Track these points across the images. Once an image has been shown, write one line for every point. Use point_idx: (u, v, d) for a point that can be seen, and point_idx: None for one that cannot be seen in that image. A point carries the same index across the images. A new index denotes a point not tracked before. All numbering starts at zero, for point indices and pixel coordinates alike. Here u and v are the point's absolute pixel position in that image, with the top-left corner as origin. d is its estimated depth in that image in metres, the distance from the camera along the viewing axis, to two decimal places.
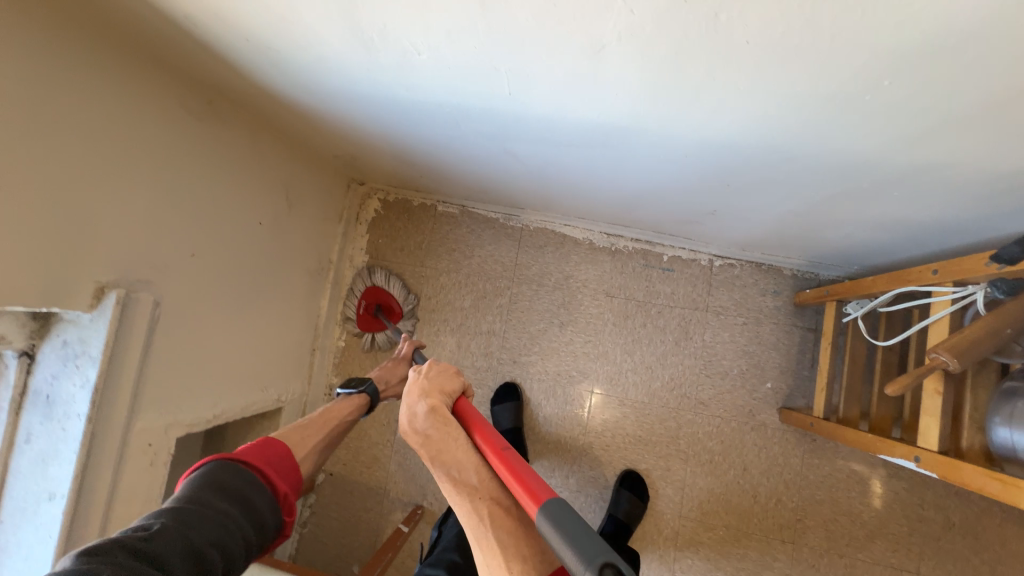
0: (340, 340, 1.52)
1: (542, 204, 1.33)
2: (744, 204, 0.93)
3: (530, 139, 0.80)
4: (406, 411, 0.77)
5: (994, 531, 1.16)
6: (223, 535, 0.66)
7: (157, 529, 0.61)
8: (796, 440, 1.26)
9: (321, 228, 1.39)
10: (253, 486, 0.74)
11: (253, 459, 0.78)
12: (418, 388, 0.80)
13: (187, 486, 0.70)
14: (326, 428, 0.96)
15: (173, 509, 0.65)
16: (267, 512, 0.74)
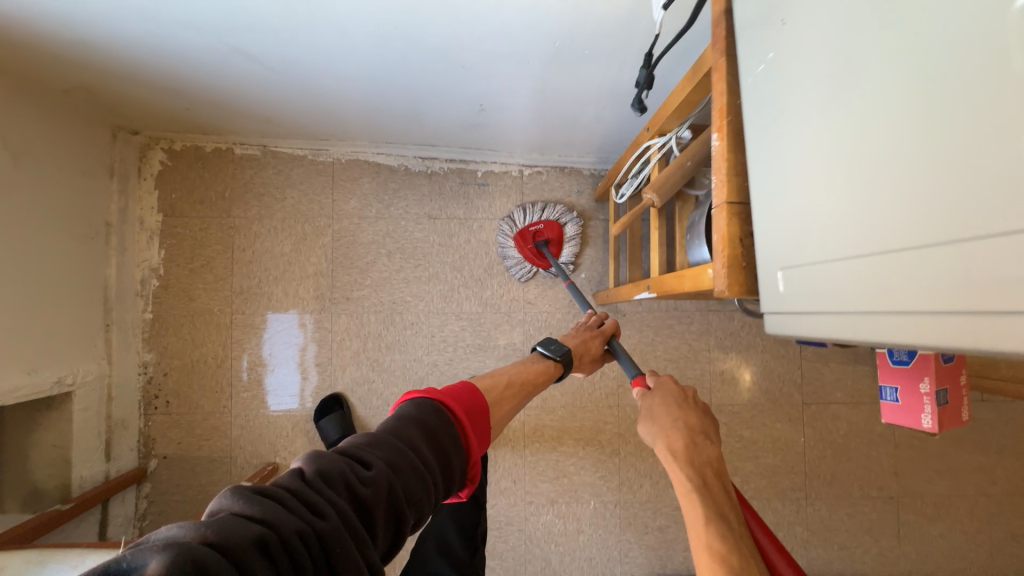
0: (146, 312, 1.36)
1: (340, 130, 1.28)
2: (495, 91, 0.99)
3: (239, 22, 0.77)
4: (685, 434, 0.71)
5: (760, 356, 1.44)
6: (421, 497, 0.54)
7: (382, 464, 0.53)
8: (610, 318, 1.43)
9: (81, 184, 1.20)
10: (452, 440, 0.62)
11: (457, 405, 0.67)
12: (698, 419, 0.74)
13: (401, 413, 0.62)
14: (524, 390, 0.89)
15: (390, 443, 0.56)
16: (459, 475, 0.61)
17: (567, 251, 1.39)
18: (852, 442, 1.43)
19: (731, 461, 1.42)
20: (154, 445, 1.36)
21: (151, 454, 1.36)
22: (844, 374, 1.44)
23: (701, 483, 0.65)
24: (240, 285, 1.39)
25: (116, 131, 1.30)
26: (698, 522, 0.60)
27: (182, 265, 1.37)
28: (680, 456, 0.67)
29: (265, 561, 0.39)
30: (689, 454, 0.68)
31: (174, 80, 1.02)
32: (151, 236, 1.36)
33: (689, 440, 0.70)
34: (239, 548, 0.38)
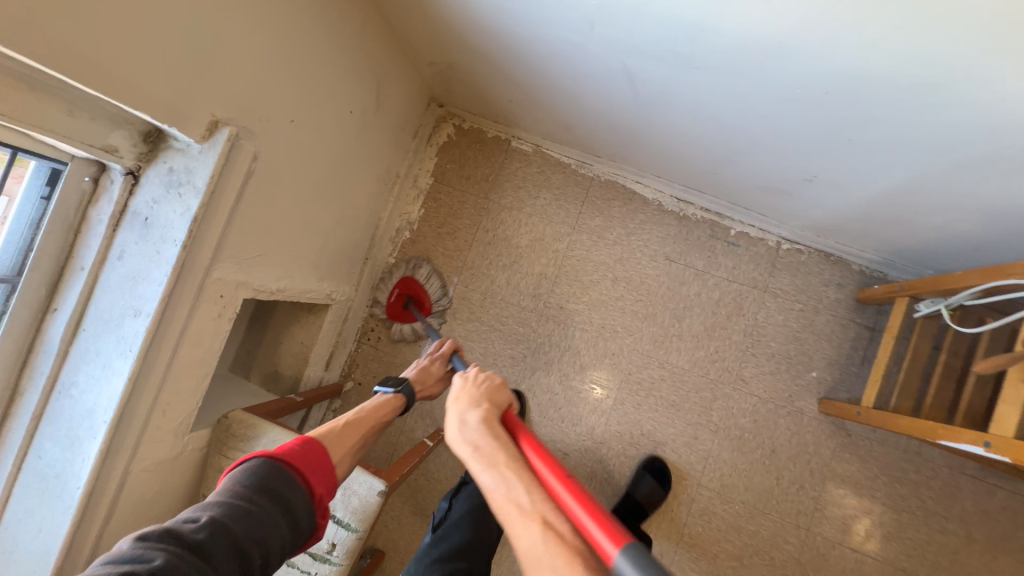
0: (391, 257, 1.53)
1: (624, 153, 1.31)
2: (850, 168, 0.91)
3: (662, 52, 0.79)
4: (454, 411, 0.79)
5: (1015, 555, 1.15)
6: (262, 532, 0.65)
7: (206, 520, 0.62)
8: (830, 432, 1.26)
9: (397, 139, 1.38)
10: (294, 486, 0.72)
11: (292, 455, 0.76)
12: (470, 394, 0.82)
13: (229, 478, 0.71)
14: (365, 425, 0.94)
15: (219, 503, 0.66)
16: (306, 514, 0.72)
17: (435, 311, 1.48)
18: None
19: None
20: (355, 370, 1.52)
21: (350, 376, 1.52)
22: None
23: (482, 439, 0.73)
24: (472, 261, 1.49)
25: (430, 101, 1.48)
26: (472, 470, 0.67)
27: (433, 227, 1.52)
28: (454, 433, 0.76)
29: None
30: (460, 426, 0.76)
31: (523, 82, 1.13)
32: (418, 194, 1.53)
33: (459, 416, 0.78)
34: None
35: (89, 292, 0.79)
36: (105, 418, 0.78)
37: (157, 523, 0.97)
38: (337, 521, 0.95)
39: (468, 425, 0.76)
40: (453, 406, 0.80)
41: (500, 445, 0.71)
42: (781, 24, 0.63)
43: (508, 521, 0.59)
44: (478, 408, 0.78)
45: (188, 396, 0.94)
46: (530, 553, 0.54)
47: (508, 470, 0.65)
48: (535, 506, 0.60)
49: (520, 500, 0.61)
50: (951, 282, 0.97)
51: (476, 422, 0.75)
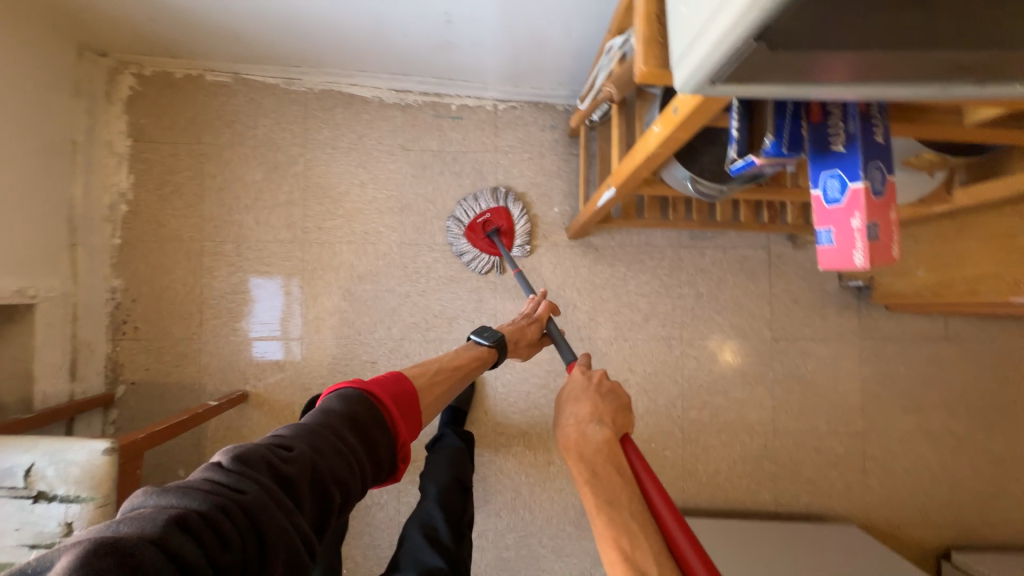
0: (115, 237, 1.35)
1: (311, 52, 1.27)
2: None
3: None
4: (575, 427, 0.76)
5: (731, 293, 1.45)
6: (342, 470, 0.59)
7: (304, 450, 0.57)
8: (582, 253, 1.44)
9: (46, 98, 1.19)
10: (377, 425, 0.69)
11: (379, 393, 0.74)
12: (592, 404, 0.79)
13: (324, 406, 0.67)
14: (454, 374, 0.96)
15: (311, 433, 0.61)
16: (384, 456, 0.67)
17: (518, 241, 1.41)
18: (819, 378, 1.44)
19: (700, 395, 1.43)
20: (121, 371, 1.35)
21: (119, 380, 1.35)
22: (813, 313, 1.45)
23: (602, 466, 0.70)
24: (211, 213, 1.38)
25: (85, 50, 1.28)
26: (592, 507, 0.66)
27: (152, 191, 1.36)
28: (574, 452, 0.73)
29: (193, 534, 0.42)
30: (582, 446, 0.73)
31: None
32: (120, 160, 1.35)
33: (580, 429, 0.75)
34: (163, 529, 0.41)
35: None
36: None
37: None
38: (62, 500, 0.85)
39: (590, 443, 0.73)
40: (569, 416, 0.79)
41: (625, 484, 0.68)
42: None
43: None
44: (601, 424, 0.76)
45: None
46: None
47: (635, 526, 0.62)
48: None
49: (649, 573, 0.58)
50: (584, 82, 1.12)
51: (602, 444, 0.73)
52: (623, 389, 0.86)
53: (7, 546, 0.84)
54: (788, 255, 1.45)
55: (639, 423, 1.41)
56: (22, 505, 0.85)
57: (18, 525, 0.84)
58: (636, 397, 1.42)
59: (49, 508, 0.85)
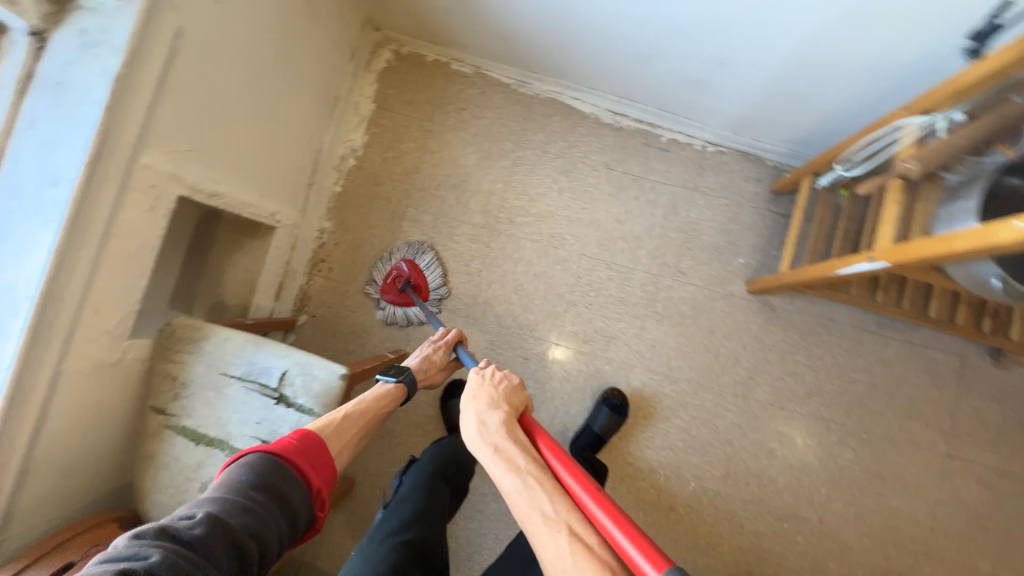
0: (337, 185, 1.50)
1: (559, 63, 1.37)
2: (752, 45, 1.05)
3: None
4: (475, 411, 0.84)
5: (909, 392, 1.36)
6: (255, 525, 0.62)
7: (206, 518, 0.60)
8: (757, 310, 1.41)
9: (333, 57, 1.36)
10: (290, 479, 0.69)
11: (287, 447, 0.73)
12: (489, 395, 0.87)
13: (228, 471, 0.69)
14: (364, 419, 0.88)
15: (219, 500, 0.63)
16: (302, 506, 0.69)
17: (433, 288, 1.44)
18: (992, 512, 1.31)
19: (851, 489, 1.34)
20: (308, 303, 1.48)
21: (303, 310, 1.48)
22: (999, 440, 1.33)
23: (504, 439, 0.78)
24: (421, 184, 1.50)
25: (366, 23, 1.47)
26: (497, 474, 0.73)
27: (378, 153, 1.51)
28: (474, 438, 0.80)
29: None
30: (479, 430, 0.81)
31: None
32: (361, 120, 1.51)
33: (479, 418, 0.83)
34: None
35: None
36: (30, 294, 0.72)
37: (101, 434, 0.92)
38: (300, 409, 0.93)
39: (490, 425, 0.81)
40: (468, 410, 0.85)
41: (521, 452, 0.76)
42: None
43: (535, 531, 0.65)
44: (495, 412, 0.84)
45: (124, 296, 0.89)
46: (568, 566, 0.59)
47: (534, 479, 0.70)
48: (563, 519, 0.64)
49: (546, 509, 0.66)
50: (851, 137, 1.09)
51: (498, 426, 0.80)
52: (513, 372, 0.95)
53: (245, 435, 0.92)
54: (984, 370, 1.35)
55: (775, 499, 1.35)
56: (268, 403, 0.93)
57: (260, 420, 0.92)
58: (779, 470, 1.35)
59: (287, 413, 0.93)
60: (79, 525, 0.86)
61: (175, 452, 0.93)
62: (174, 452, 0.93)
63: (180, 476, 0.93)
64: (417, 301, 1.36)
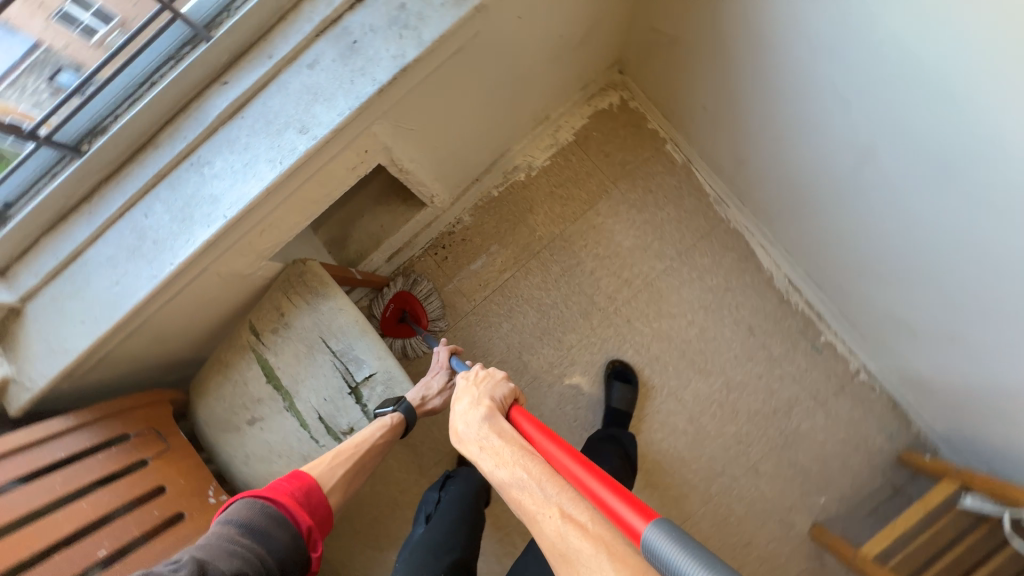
0: (496, 189, 1.45)
1: (775, 213, 1.25)
2: (1001, 349, 0.89)
3: (915, 149, 0.77)
4: (457, 414, 0.73)
5: None
6: (242, 565, 0.60)
7: (192, 560, 0.58)
8: (806, 555, 1.29)
9: (570, 83, 1.30)
10: (278, 523, 0.67)
11: (277, 491, 0.71)
12: (471, 393, 0.77)
13: (218, 521, 0.66)
14: (357, 456, 0.83)
15: (206, 545, 0.61)
16: (291, 550, 0.67)
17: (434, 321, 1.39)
18: None
19: None
20: None
21: None
22: None
23: (489, 434, 0.67)
24: (570, 234, 1.44)
25: (615, 62, 1.39)
26: (486, 468, 0.62)
27: (550, 183, 1.45)
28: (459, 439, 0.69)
29: None
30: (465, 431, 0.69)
31: (742, 100, 1.04)
32: (553, 145, 1.44)
33: (459, 417, 0.71)
34: None
35: (261, 86, 0.73)
36: (227, 214, 0.72)
37: (199, 326, 0.96)
38: (365, 412, 0.93)
39: (472, 421, 0.70)
40: (454, 411, 0.74)
41: (508, 441, 0.65)
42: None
43: (528, 515, 0.54)
44: (478, 408, 0.72)
45: (286, 229, 0.90)
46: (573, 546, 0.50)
47: (519, 466, 0.59)
48: (555, 496, 0.55)
49: (535, 490, 0.56)
50: None
51: (480, 421, 0.69)
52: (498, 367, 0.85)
53: (309, 402, 0.94)
54: None
55: None
56: (342, 388, 0.93)
57: (328, 398, 0.93)
58: None
59: (353, 407, 0.93)
60: (140, 398, 0.89)
61: (247, 376, 0.96)
62: (245, 375, 0.97)
63: (239, 399, 0.96)
64: (420, 334, 1.33)
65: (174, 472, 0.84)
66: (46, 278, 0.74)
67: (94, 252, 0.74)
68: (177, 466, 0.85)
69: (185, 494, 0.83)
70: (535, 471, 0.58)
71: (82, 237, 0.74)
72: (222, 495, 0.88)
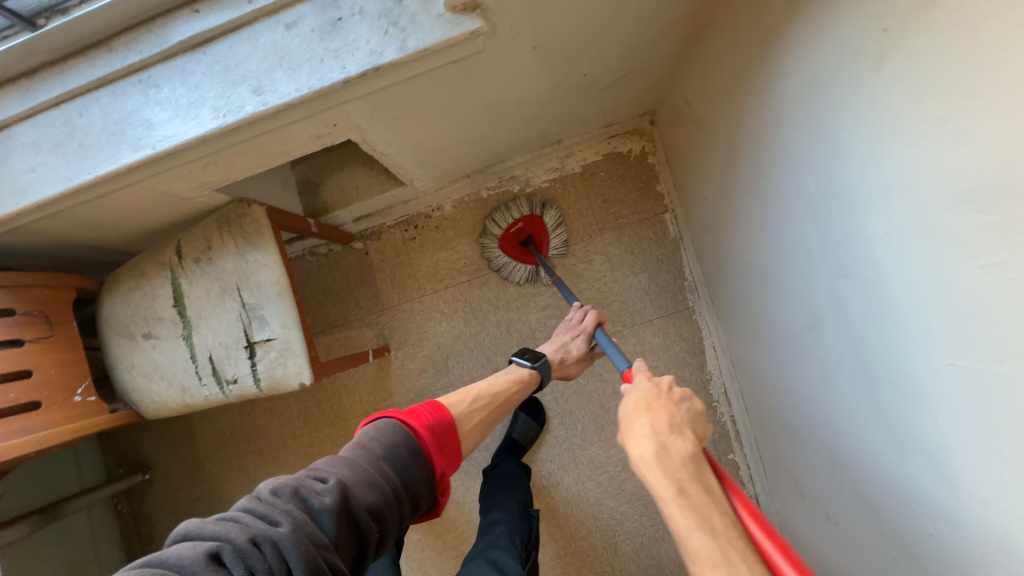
0: (486, 192, 1.41)
1: (734, 325, 1.21)
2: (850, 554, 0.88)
3: (846, 342, 0.73)
4: (648, 433, 0.63)
5: None
6: (377, 502, 0.61)
7: (342, 481, 0.60)
8: None
9: (593, 118, 1.23)
10: (415, 459, 0.68)
11: (417, 427, 0.72)
12: (668, 415, 0.66)
13: (362, 437, 0.68)
14: (492, 404, 0.90)
15: (350, 470, 0.62)
16: (423, 491, 0.68)
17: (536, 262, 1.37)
18: None
19: None
20: (373, 240, 1.45)
21: (365, 240, 1.45)
22: None
23: (694, 482, 0.57)
24: (539, 263, 1.40)
25: (649, 111, 1.32)
26: (678, 526, 0.53)
27: (539, 207, 1.40)
28: (650, 467, 0.59)
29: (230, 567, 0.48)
30: (660, 460, 0.59)
31: (738, 211, 0.98)
32: (558, 170, 1.39)
33: (655, 438, 0.62)
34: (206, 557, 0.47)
35: (232, 29, 0.68)
36: (156, 146, 0.70)
37: (126, 227, 0.95)
38: (253, 369, 0.94)
39: (672, 454, 0.60)
40: (641, 426, 0.64)
41: (715, 502, 0.55)
42: (976, 503, 0.56)
43: None
44: (681, 436, 0.63)
45: (233, 170, 0.87)
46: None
47: (733, 549, 0.50)
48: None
49: None
50: None
51: (686, 455, 0.60)
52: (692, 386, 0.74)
53: (206, 340, 0.95)
54: None
55: None
56: (240, 340, 0.94)
57: (223, 343, 0.94)
58: None
59: (244, 361, 0.94)
60: (45, 278, 0.89)
61: (157, 293, 0.96)
62: (155, 292, 0.97)
63: (142, 311, 0.97)
64: (542, 259, 1.29)
65: (47, 360, 0.85)
66: None
67: (21, 131, 0.72)
68: (53, 355, 0.86)
69: (50, 385, 0.85)
70: (757, 574, 0.49)
71: (14, 112, 0.72)
72: (90, 396, 0.90)
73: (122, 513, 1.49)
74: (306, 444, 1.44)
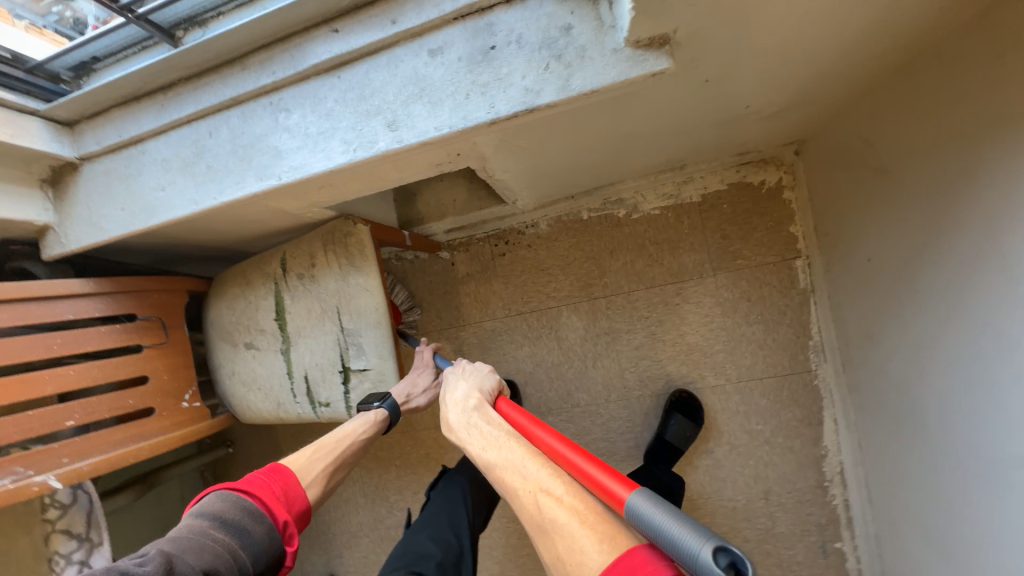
0: (587, 212, 1.28)
1: (873, 407, 1.03)
2: None
3: None
4: (447, 401, 0.74)
5: None
6: (211, 562, 0.55)
7: (163, 551, 0.53)
8: None
9: (730, 145, 1.06)
10: (250, 517, 0.62)
11: (247, 483, 0.67)
12: (458, 382, 0.77)
13: (185, 518, 0.61)
14: (338, 449, 0.80)
15: (179, 538, 0.57)
16: (263, 545, 0.61)
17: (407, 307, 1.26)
18: None
19: None
20: (460, 252, 1.38)
21: (452, 250, 1.38)
22: None
23: (486, 422, 0.67)
24: (636, 298, 1.27)
25: (797, 139, 1.12)
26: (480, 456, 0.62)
27: (645, 234, 1.25)
28: (453, 428, 0.69)
29: None
30: (456, 423, 0.69)
31: (923, 291, 0.80)
32: (672, 196, 1.23)
33: (450, 407, 0.72)
34: None
35: (370, 53, 0.61)
36: (282, 177, 0.65)
37: (236, 233, 0.94)
38: (345, 395, 0.91)
39: (462, 407, 0.70)
40: (450, 397, 0.74)
41: (496, 430, 0.64)
42: None
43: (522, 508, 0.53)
44: (470, 395, 0.72)
45: (347, 192, 0.82)
46: (565, 528, 0.47)
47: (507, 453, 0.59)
48: (536, 476, 0.54)
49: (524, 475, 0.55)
50: None
51: (471, 408, 0.69)
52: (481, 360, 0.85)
53: (303, 358, 0.93)
54: None
55: None
56: (335, 364, 0.91)
57: (319, 364, 0.92)
58: None
59: (336, 386, 0.91)
60: (160, 282, 0.90)
61: (260, 304, 0.96)
62: (259, 303, 0.96)
63: (244, 320, 0.97)
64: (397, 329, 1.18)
65: (161, 366, 0.87)
66: (105, 150, 0.72)
67: (153, 146, 0.71)
68: (166, 360, 0.88)
69: (162, 391, 0.86)
70: (520, 456, 0.58)
71: (148, 127, 0.70)
72: (195, 402, 0.92)
73: (207, 481, 1.59)
74: (376, 448, 1.45)
